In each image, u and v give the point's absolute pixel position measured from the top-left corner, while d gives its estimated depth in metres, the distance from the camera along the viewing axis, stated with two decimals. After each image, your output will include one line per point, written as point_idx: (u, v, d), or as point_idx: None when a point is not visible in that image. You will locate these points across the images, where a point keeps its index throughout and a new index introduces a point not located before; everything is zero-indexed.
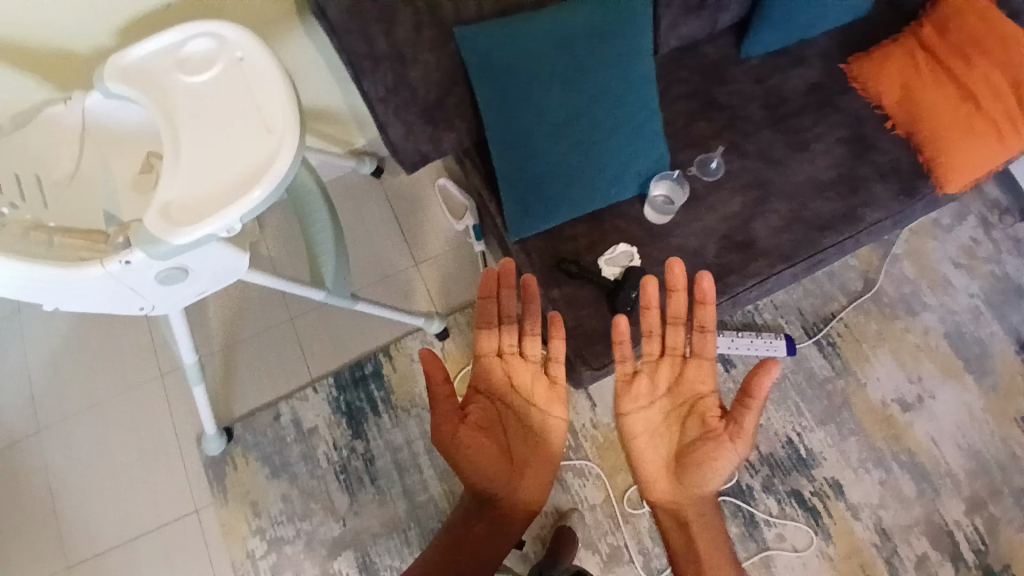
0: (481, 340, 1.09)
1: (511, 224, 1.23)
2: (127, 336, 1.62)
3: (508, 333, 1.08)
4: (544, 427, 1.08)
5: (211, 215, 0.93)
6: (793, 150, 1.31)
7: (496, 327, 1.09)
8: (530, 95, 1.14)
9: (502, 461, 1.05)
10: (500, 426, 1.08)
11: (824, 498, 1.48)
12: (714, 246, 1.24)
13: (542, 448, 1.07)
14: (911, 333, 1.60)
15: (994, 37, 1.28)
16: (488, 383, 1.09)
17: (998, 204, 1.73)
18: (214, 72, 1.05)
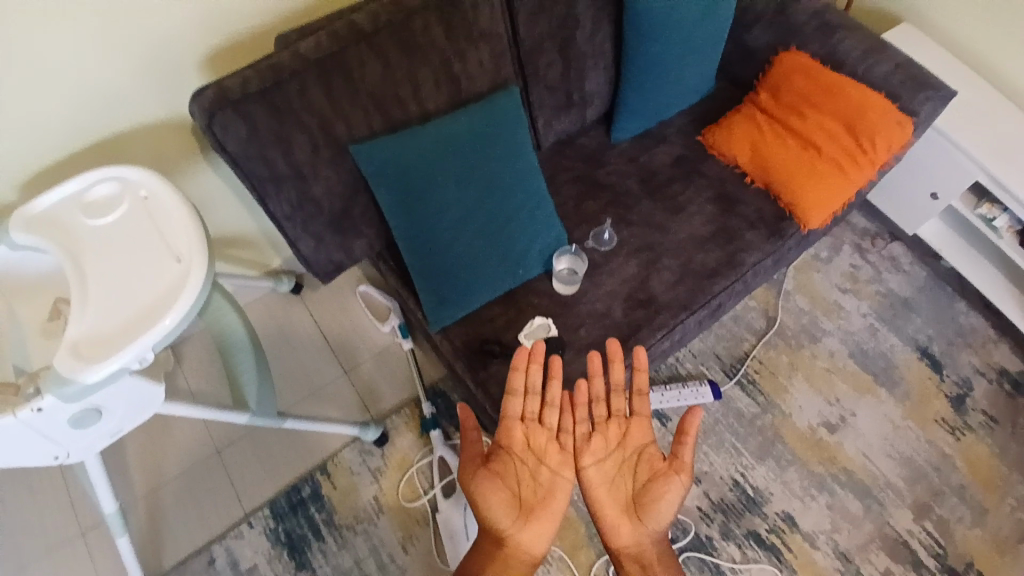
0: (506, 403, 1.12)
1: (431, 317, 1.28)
2: (39, 498, 1.47)
3: (532, 399, 1.13)
4: (553, 488, 1.08)
5: (119, 350, 0.91)
6: (673, 212, 1.46)
7: (519, 395, 1.13)
8: (428, 196, 1.22)
9: (511, 506, 1.04)
10: (511, 476, 1.07)
11: (781, 533, 1.50)
12: (620, 306, 1.34)
13: (549, 506, 1.06)
14: (819, 357, 1.72)
15: (820, 89, 1.47)
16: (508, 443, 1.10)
17: (867, 231, 1.94)
18: (119, 212, 1.07)
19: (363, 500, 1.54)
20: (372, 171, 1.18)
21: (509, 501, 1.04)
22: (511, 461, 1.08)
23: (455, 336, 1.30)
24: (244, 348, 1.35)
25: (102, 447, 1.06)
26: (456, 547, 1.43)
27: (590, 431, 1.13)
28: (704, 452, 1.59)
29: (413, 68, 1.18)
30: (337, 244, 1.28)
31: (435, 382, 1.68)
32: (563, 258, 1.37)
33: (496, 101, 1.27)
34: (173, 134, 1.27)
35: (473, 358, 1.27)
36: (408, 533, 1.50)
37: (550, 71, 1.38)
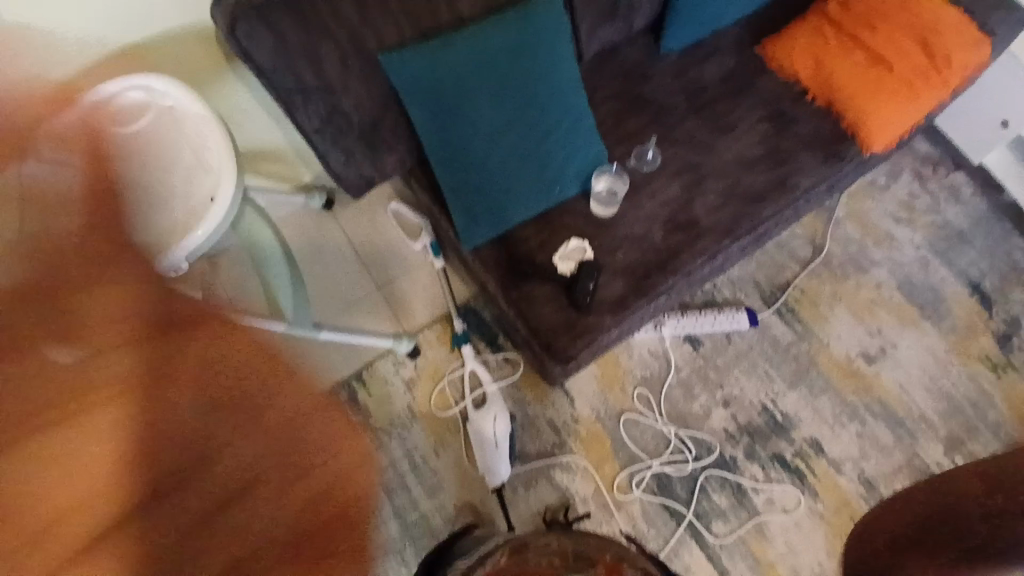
0: None
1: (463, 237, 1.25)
2: None
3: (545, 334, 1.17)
4: None
5: (155, 262, 0.93)
6: (723, 130, 1.36)
7: None
8: (462, 110, 1.16)
9: None
10: None
11: (806, 458, 1.52)
12: (659, 231, 1.28)
13: None
14: (864, 288, 1.65)
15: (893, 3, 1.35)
16: None
17: (929, 157, 1.80)
18: (143, 121, 1.05)
19: (397, 408, 1.61)
20: (402, 82, 1.11)
21: None
22: None
23: (488, 257, 1.28)
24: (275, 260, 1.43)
25: None
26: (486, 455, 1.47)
27: None
28: (734, 376, 1.59)
29: None
30: (368, 160, 1.24)
31: (467, 299, 1.70)
32: (598, 176, 1.30)
33: (536, 3, 1.16)
34: (198, 41, 1.21)
35: (505, 278, 1.26)
36: (441, 441, 1.58)
37: None
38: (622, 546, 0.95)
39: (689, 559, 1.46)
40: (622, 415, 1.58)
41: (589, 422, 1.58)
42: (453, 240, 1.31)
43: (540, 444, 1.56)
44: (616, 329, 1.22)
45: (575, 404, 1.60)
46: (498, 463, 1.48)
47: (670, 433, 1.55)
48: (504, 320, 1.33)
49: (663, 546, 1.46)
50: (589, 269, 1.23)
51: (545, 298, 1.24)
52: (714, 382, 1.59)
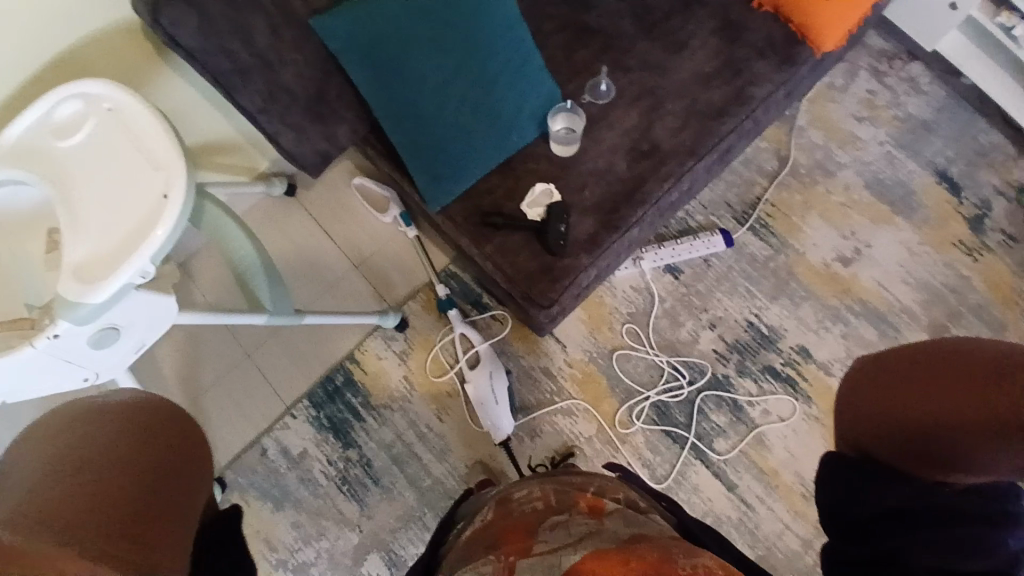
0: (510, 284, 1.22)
1: (428, 198, 1.24)
2: None
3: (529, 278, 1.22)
4: None
5: (122, 264, 0.91)
6: (673, 49, 1.34)
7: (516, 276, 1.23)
8: (405, 67, 1.12)
9: None
10: None
11: (796, 365, 1.56)
12: (624, 161, 1.28)
13: None
14: (834, 192, 1.67)
15: None
16: None
17: (884, 52, 1.79)
18: (86, 129, 1.01)
19: (393, 382, 1.62)
20: (338, 44, 1.08)
21: None
22: None
23: (456, 215, 1.26)
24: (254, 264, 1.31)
25: (131, 362, 1.09)
26: (489, 412, 1.50)
27: None
28: (718, 299, 1.61)
29: None
30: (318, 133, 1.21)
31: (446, 265, 1.69)
32: (558, 120, 1.29)
33: None
34: (126, 40, 1.16)
35: (478, 233, 1.25)
36: (442, 407, 1.59)
37: None
38: (604, 478, 0.99)
39: (696, 478, 1.51)
40: (614, 352, 1.60)
41: (584, 364, 1.60)
42: (419, 204, 1.30)
43: (537, 393, 1.59)
44: (593, 266, 1.23)
45: (567, 349, 1.61)
46: (499, 417, 1.50)
47: (662, 362, 1.58)
48: (483, 278, 1.33)
49: (670, 471, 1.51)
50: (556, 212, 1.22)
51: (520, 246, 1.24)
52: (699, 307, 1.61)
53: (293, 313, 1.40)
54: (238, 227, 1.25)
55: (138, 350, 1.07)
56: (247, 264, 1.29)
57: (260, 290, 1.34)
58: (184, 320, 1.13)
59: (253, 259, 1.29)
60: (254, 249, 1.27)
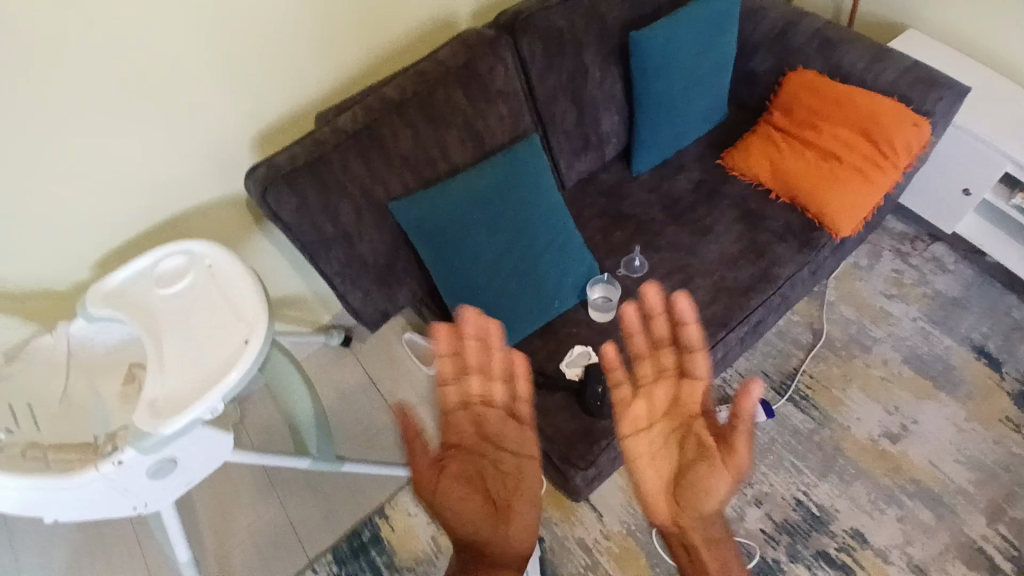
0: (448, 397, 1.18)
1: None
2: (117, 557, 1.58)
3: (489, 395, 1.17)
4: (518, 470, 1.11)
5: (195, 400, 1.00)
6: (700, 232, 1.50)
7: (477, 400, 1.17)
8: (463, 242, 1.29)
9: (485, 507, 1.05)
10: (481, 476, 1.09)
11: (852, 551, 1.43)
12: (658, 329, 1.36)
13: (520, 493, 1.09)
14: (872, 366, 1.68)
15: (831, 101, 1.52)
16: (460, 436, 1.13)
17: (906, 234, 1.92)
18: (187, 281, 1.19)
19: (421, 542, 1.57)
20: (410, 223, 1.27)
21: (481, 500, 1.05)
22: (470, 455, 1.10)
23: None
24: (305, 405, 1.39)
25: (177, 497, 1.12)
26: None
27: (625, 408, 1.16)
28: (762, 472, 1.55)
29: (438, 125, 1.28)
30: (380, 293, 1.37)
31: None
32: (598, 287, 1.43)
33: (517, 149, 1.35)
34: (234, 209, 1.40)
35: None
36: None
37: (566, 115, 1.47)
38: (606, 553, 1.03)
39: None
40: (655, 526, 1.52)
41: (621, 536, 1.52)
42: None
43: (572, 566, 1.49)
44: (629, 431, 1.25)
45: (604, 518, 1.55)
46: None
47: None
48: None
49: None
50: (591, 374, 1.29)
51: (557, 406, 1.28)
52: (743, 481, 1.55)
53: (333, 460, 1.43)
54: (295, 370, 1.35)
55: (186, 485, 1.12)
56: (298, 407, 1.37)
57: (307, 436, 1.39)
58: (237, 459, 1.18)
59: (305, 403, 1.36)
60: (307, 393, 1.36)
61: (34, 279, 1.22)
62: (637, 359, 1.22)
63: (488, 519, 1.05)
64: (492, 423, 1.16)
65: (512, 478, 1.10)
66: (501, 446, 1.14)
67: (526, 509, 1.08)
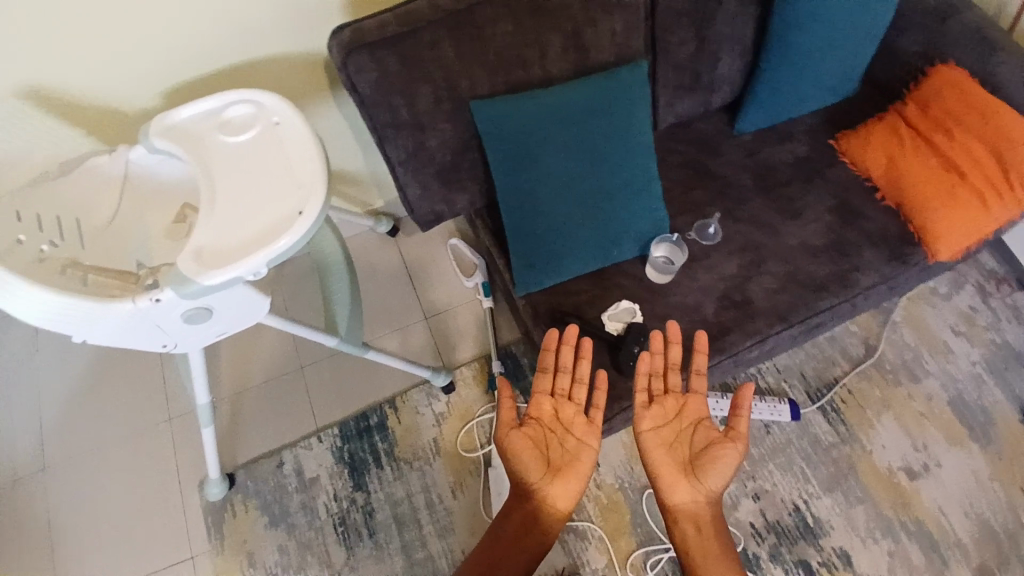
0: (536, 380, 1.16)
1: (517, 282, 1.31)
2: (142, 376, 1.68)
3: (563, 376, 1.15)
4: (579, 452, 1.09)
5: (240, 258, 0.99)
6: (786, 215, 1.39)
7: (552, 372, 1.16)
8: (537, 162, 1.22)
9: (540, 469, 1.06)
10: (544, 440, 1.10)
11: (833, 569, 1.44)
12: (712, 304, 1.30)
13: (575, 468, 1.07)
14: (914, 399, 1.61)
15: (974, 111, 1.34)
16: (538, 410, 1.13)
17: (994, 273, 1.76)
18: (250, 133, 1.15)
19: (422, 439, 1.62)
20: (486, 127, 1.19)
21: (537, 458, 1.07)
22: (539, 429, 1.11)
23: (536, 305, 1.32)
24: (342, 275, 1.38)
25: (205, 343, 1.14)
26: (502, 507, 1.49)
27: (650, 401, 1.14)
28: (769, 470, 1.55)
29: (543, 27, 1.16)
30: (439, 195, 1.33)
31: (508, 343, 1.73)
32: (665, 245, 1.34)
33: (621, 75, 1.23)
34: (310, 68, 1.33)
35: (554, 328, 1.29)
36: (459, 481, 1.57)
37: (682, 49, 1.32)
38: None
39: None
40: (645, 489, 1.54)
41: (611, 488, 1.55)
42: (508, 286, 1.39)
43: None
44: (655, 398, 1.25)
45: (600, 468, 1.57)
46: None
47: None
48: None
49: None
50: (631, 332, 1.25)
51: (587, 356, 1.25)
52: (747, 473, 1.55)
53: (358, 345, 1.39)
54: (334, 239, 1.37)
55: (215, 334, 1.13)
56: (334, 276, 1.38)
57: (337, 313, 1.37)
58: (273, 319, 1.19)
59: (340, 273, 1.38)
60: (344, 262, 1.38)
61: (103, 97, 1.19)
62: (656, 351, 1.17)
63: (540, 483, 1.06)
64: (567, 414, 1.13)
65: (570, 453, 1.09)
66: (567, 430, 1.12)
67: (574, 485, 1.06)
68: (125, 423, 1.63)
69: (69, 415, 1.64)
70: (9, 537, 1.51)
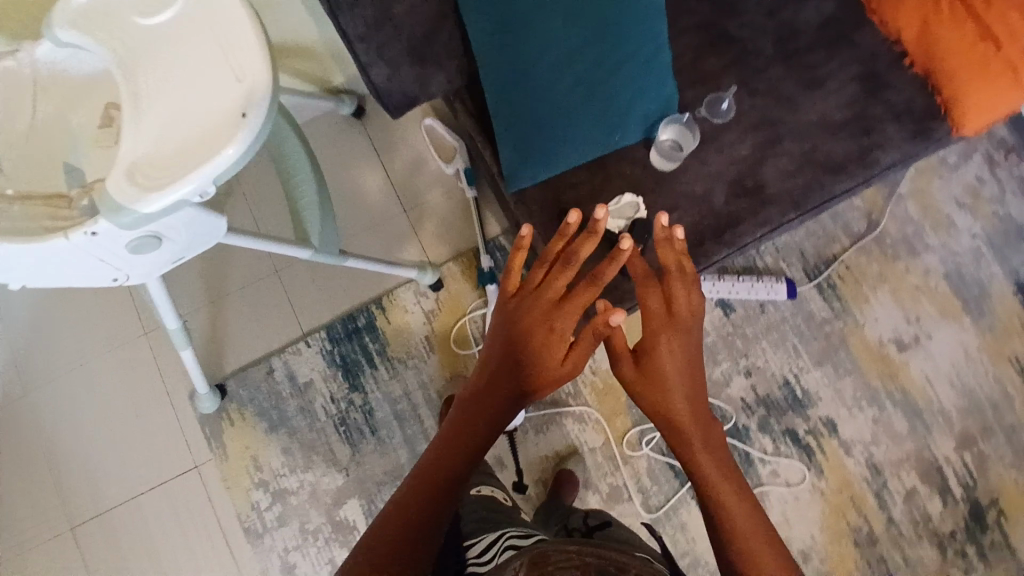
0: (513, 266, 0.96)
1: (507, 176, 1.18)
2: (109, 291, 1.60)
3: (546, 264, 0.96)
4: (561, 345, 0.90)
5: (181, 176, 0.84)
6: (807, 85, 1.25)
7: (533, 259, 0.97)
8: (526, 34, 1.07)
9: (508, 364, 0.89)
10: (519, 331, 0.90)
11: (819, 436, 1.52)
12: (721, 191, 1.21)
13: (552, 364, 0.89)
14: (912, 274, 1.60)
15: None
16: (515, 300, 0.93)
17: (1004, 142, 1.67)
18: (175, 13, 0.93)
19: (414, 337, 1.58)
20: None
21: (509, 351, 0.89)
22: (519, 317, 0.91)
23: (530, 202, 1.21)
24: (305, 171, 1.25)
25: (164, 272, 1.02)
26: None
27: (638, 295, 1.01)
28: (761, 347, 1.58)
29: None
30: (412, 78, 1.15)
31: (496, 236, 1.64)
32: (679, 129, 1.22)
33: None
34: None
35: (549, 227, 1.20)
36: (456, 376, 1.56)
37: None
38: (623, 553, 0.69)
39: (686, 516, 1.47)
40: None
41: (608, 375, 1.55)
42: (496, 180, 1.26)
43: (555, 390, 1.53)
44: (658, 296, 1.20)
45: (596, 355, 1.56)
46: None
47: None
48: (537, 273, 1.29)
49: (664, 502, 1.47)
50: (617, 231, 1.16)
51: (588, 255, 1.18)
52: (739, 351, 1.57)
53: (336, 254, 1.29)
54: (296, 139, 1.21)
55: (173, 260, 1.00)
56: (300, 179, 1.24)
57: (308, 222, 1.25)
58: (234, 237, 1.06)
59: (306, 176, 1.24)
60: (311, 164, 1.23)
61: None
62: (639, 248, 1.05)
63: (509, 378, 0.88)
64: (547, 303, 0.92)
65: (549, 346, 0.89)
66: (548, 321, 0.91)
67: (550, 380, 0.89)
68: (102, 339, 1.57)
69: (43, 334, 1.58)
70: (11, 455, 1.52)
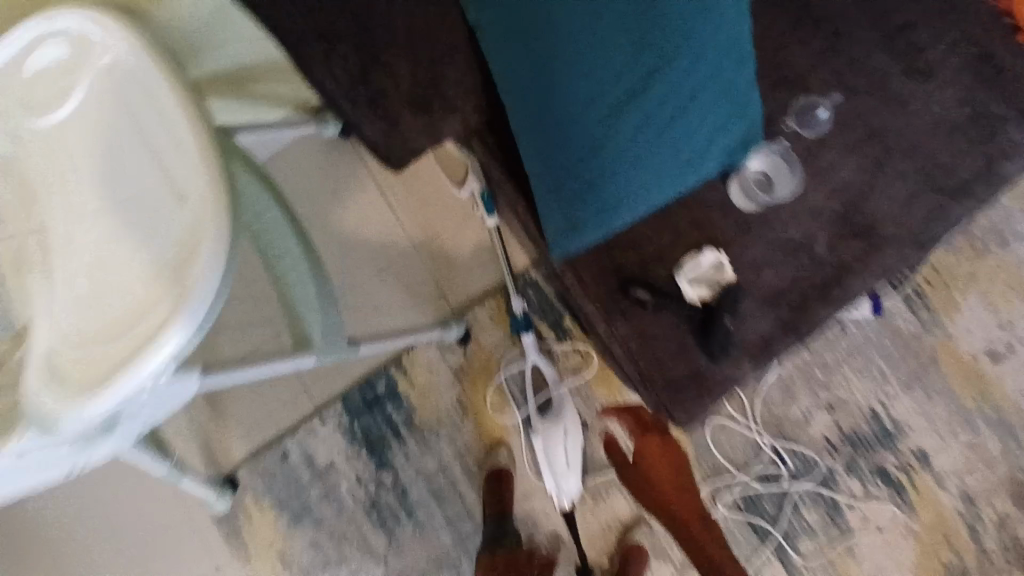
0: None
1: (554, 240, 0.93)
2: None
3: None
4: None
5: (122, 368, 0.65)
6: (912, 84, 1.02)
7: None
8: (576, 69, 0.85)
9: None
10: None
11: (911, 473, 1.35)
12: (824, 235, 0.99)
13: None
14: (1005, 270, 1.39)
15: None
16: None
17: None
18: (116, 139, 0.75)
19: (445, 401, 1.37)
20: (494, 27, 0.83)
21: None
22: None
23: (584, 269, 0.98)
24: (295, 257, 0.96)
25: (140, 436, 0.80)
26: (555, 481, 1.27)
27: None
28: (843, 376, 1.39)
29: None
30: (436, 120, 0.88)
31: (523, 272, 1.40)
32: (775, 163, 1.00)
33: None
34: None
35: (611, 300, 0.96)
36: (497, 443, 1.36)
37: None
38: None
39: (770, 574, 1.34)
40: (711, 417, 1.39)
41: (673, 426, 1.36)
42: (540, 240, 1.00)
43: None
44: (753, 375, 0.97)
45: None
46: (565, 481, 1.27)
47: (764, 443, 1.37)
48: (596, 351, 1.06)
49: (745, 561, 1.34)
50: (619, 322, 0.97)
51: (663, 335, 0.95)
52: (819, 382, 1.39)
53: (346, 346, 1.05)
54: (283, 216, 0.95)
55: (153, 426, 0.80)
56: (281, 263, 0.95)
57: (305, 315, 1.00)
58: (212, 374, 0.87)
59: (294, 259, 0.95)
60: (298, 243, 0.95)
61: None
62: None
63: None
64: None
65: None
66: None
67: None
68: None
69: None
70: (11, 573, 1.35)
